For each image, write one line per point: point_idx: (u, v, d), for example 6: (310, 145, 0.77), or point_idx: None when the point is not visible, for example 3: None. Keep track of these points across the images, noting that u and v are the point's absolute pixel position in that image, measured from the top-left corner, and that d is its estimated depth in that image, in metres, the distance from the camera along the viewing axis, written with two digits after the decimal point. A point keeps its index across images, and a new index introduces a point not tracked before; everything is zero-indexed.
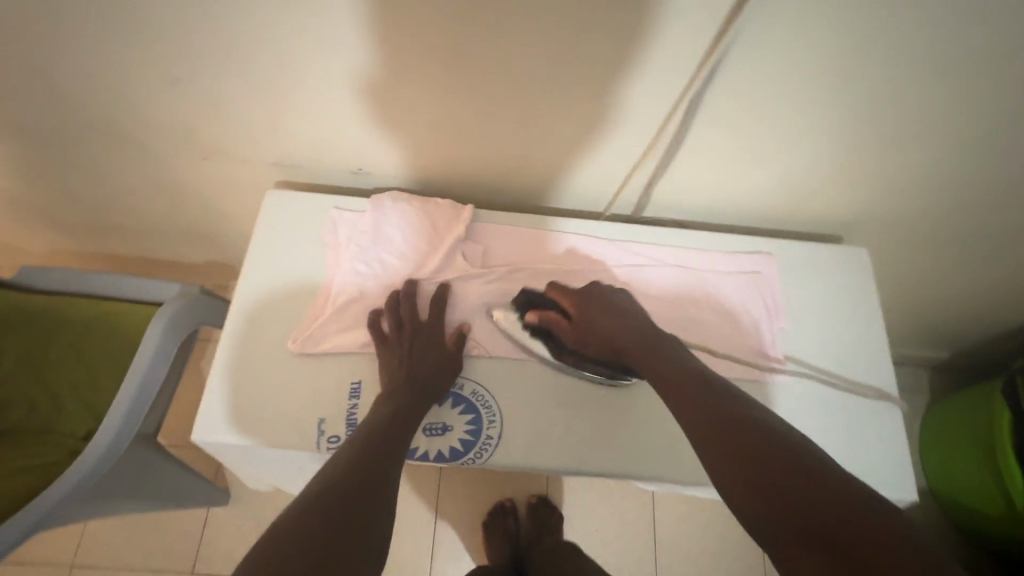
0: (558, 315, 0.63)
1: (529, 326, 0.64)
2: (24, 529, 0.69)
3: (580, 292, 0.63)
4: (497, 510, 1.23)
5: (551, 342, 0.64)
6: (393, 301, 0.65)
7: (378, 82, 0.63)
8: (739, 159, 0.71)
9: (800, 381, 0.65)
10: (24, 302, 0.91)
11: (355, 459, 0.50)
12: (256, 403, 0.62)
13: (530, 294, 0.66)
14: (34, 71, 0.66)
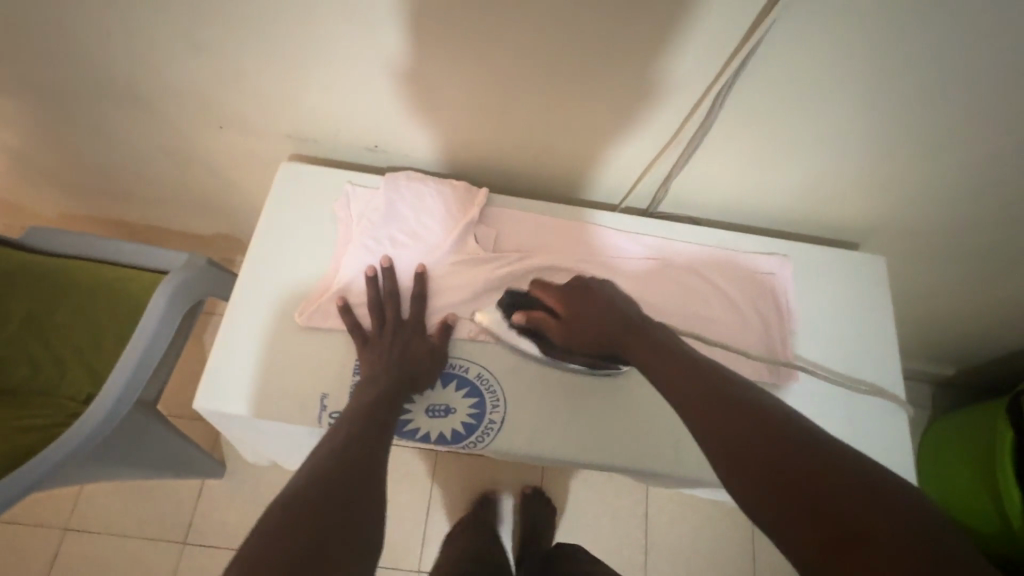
0: (545, 314, 0.61)
1: (518, 326, 0.63)
2: (23, 487, 0.69)
3: (566, 290, 0.61)
4: (482, 499, 1.23)
5: (538, 339, 0.63)
6: (371, 292, 0.63)
7: (399, 59, 0.62)
8: (761, 160, 0.70)
9: (808, 386, 0.64)
10: (32, 263, 0.91)
11: (341, 446, 0.49)
12: (259, 375, 0.62)
13: (515, 294, 0.65)
14: (52, 29, 0.65)
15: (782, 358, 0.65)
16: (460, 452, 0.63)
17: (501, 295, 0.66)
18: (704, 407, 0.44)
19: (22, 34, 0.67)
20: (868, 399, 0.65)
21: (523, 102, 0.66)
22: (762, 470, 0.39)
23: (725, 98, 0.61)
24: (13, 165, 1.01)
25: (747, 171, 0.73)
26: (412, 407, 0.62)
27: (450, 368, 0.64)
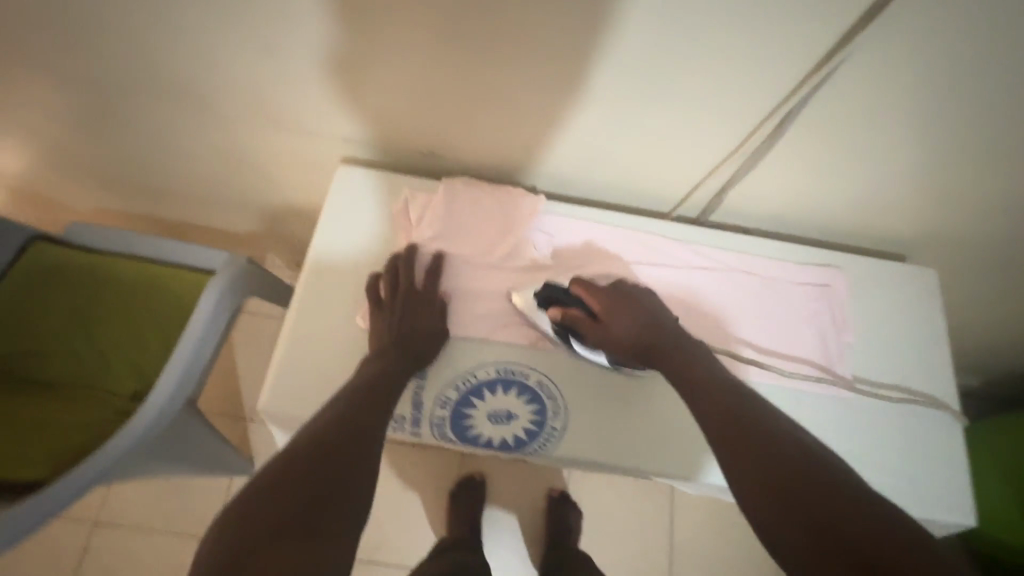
0: (583, 315, 0.62)
1: (551, 323, 0.64)
2: (84, 483, 0.69)
3: (609, 294, 0.63)
4: (465, 482, 1.24)
5: (567, 336, 0.64)
6: (389, 273, 0.66)
7: (465, 81, 0.62)
8: (819, 177, 0.70)
9: (865, 398, 0.65)
10: (77, 261, 0.92)
11: (330, 425, 0.53)
12: (322, 379, 0.63)
13: (553, 289, 0.65)
14: (120, 38, 0.67)
15: (838, 371, 0.66)
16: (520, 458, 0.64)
17: (534, 290, 0.66)
18: (743, 447, 0.49)
19: (84, 36, 0.68)
20: (923, 405, 0.65)
21: (579, 116, 0.65)
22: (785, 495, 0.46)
23: (790, 113, 0.61)
24: (56, 161, 1.02)
25: (802, 189, 0.72)
26: (475, 414, 0.62)
27: (512, 374, 0.64)
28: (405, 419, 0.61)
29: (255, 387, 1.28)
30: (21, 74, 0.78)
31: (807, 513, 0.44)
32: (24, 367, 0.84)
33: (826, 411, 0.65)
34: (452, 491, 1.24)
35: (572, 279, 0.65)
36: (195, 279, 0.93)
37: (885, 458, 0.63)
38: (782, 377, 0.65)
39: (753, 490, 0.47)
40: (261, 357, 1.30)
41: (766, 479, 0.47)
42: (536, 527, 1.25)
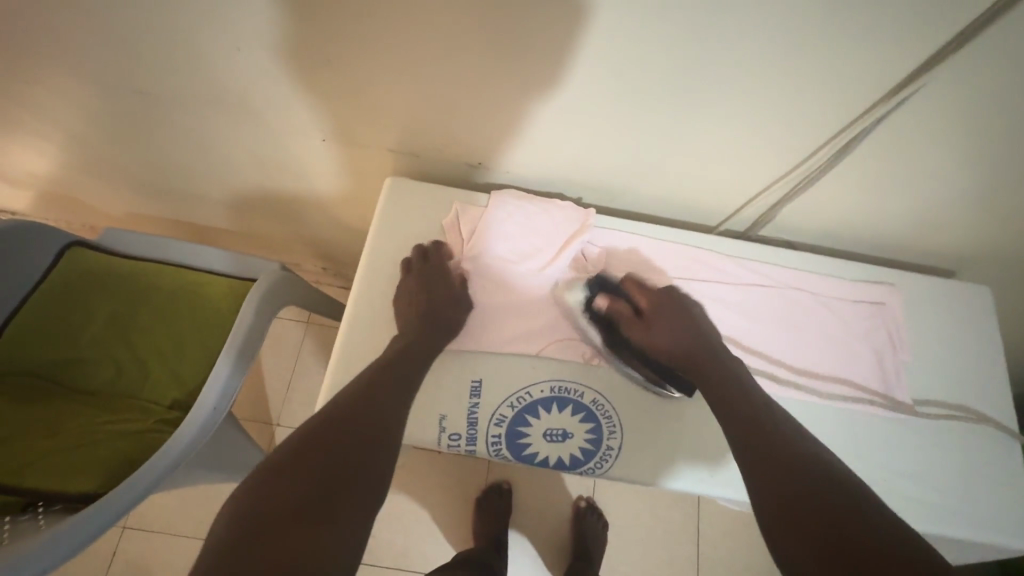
0: (629, 309, 0.66)
1: (596, 311, 0.66)
2: (133, 497, 0.67)
3: (658, 296, 0.67)
4: (491, 490, 1.24)
5: (608, 329, 0.66)
6: (411, 276, 0.68)
7: (536, 84, 0.65)
8: (869, 190, 0.71)
9: (915, 417, 0.66)
10: (116, 267, 0.92)
11: (338, 420, 0.56)
12: None
13: (605, 279, 0.68)
14: (187, 42, 0.68)
15: (890, 390, 0.67)
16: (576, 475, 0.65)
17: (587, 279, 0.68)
18: (762, 449, 0.55)
19: (147, 42, 0.69)
20: (966, 419, 0.67)
21: (637, 121, 0.68)
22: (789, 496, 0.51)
23: (852, 124, 0.63)
24: (94, 167, 1.03)
25: (851, 198, 0.73)
26: (530, 433, 0.64)
27: (566, 393, 0.65)
28: (460, 437, 0.63)
29: (281, 392, 1.28)
30: (74, 80, 0.79)
31: (810, 529, 0.49)
32: (67, 375, 0.84)
33: (875, 429, 0.66)
34: (478, 498, 1.23)
35: (625, 275, 0.69)
36: (233, 285, 0.93)
37: (932, 476, 0.64)
38: (832, 395, 0.66)
39: (767, 500, 0.52)
40: (288, 362, 1.31)
41: (778, 483, 0.52)
42: (561, 537, 1.24)
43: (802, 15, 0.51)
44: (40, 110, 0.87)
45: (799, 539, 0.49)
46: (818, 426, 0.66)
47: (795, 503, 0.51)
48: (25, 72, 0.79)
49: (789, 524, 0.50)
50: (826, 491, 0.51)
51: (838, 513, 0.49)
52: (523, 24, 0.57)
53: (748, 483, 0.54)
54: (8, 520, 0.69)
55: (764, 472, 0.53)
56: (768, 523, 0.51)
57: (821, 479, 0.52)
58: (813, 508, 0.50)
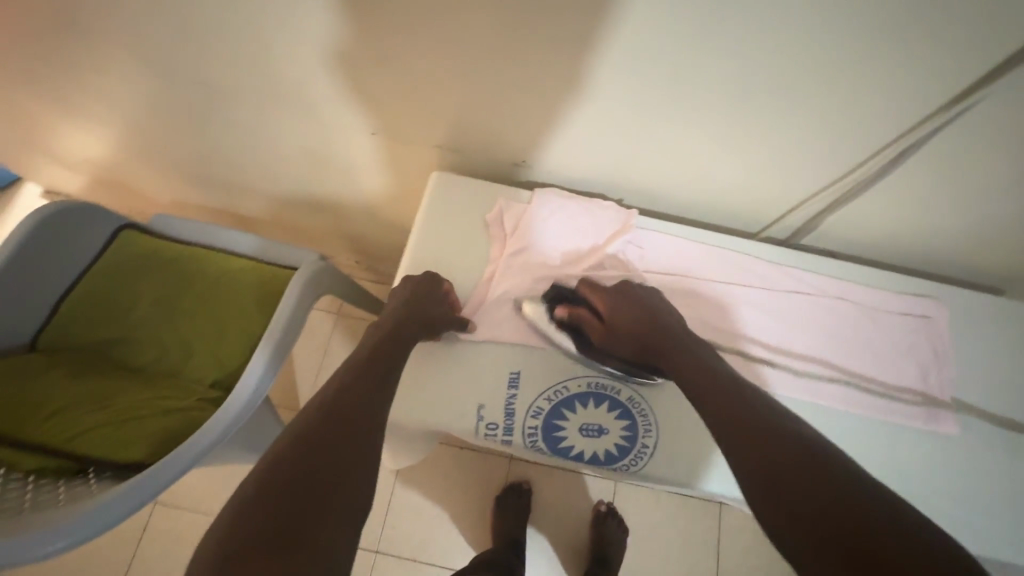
0: (589, 314, 0.66)
1: (560, 321, 0.66)
2: (185, 464, 0.70)
3: (612, 295, 0.67)
4: (512, 488, 1.24)
5: (577, 336, 0.66)
6: (398, 292, 0.69)
7: (586, 83, 0.65)
8: (920, 202, 0.70)
9: (959, 434, 0.65)
10: (164, 251, 0.96)
11: (314, 425, 0.50)
12: (421, 382, 0.66)
13: (560, 289, 0.69)
14: (247, 35, 0.71)
15: (934, 404, 0.66)
16: (610, 472, 0.66)
17: (544, 291, 0.69)
18: (746, 436, 0.51)
19: (209, 32, 0.72)
20: (1014, 438, 0.65)
21: (684, 126, 0.68)
22: (785, 481, 0.46)
23: (906, 134, 0.62)
24: (147, 154, 1.07)
25: (900, 210, 0.72)
26: (566, 426, 0.65)
27: (603, 389, 0.66)
28: (498, 427, 0.64)
29: (311, 380, 1.31)
30: (137, 68, 0.82)
31: (796, 497, 0.45)
32: (119, 352, 0.89)
33: (916, 444, 0.65)
34: (498, 495, 1.24)
35: (578, 279, 0.69)
36: (275, 273, 0.96)
37: (973, 494, 0.63)
38: (872, 406, 0.66)
39: (752, 473, 0.48)
40: (318, 352, 1.34)
41: (771, 472, 0.47)
42: (580, 540, 1.24)
43: (864, 22, 0.51)
44: (103, 96, 0.91)
45: (786, 507, 0.45)
46: (857, 436, 0.65)
47: (779, 472, 0.47)
48: (94, 61, 0.83)
49: (774, 493, 0.46)
50: (810, 458, 0.47)
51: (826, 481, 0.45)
52: (579, 23, 0.57)
53: (730, 458, 0.51)
54: (64, 483, 0.71)
55: (744, 444, 0.50)
56: (755, 495, 0.47)
57: (801, 447, 0.48)
58: (797, 475, 0.46)
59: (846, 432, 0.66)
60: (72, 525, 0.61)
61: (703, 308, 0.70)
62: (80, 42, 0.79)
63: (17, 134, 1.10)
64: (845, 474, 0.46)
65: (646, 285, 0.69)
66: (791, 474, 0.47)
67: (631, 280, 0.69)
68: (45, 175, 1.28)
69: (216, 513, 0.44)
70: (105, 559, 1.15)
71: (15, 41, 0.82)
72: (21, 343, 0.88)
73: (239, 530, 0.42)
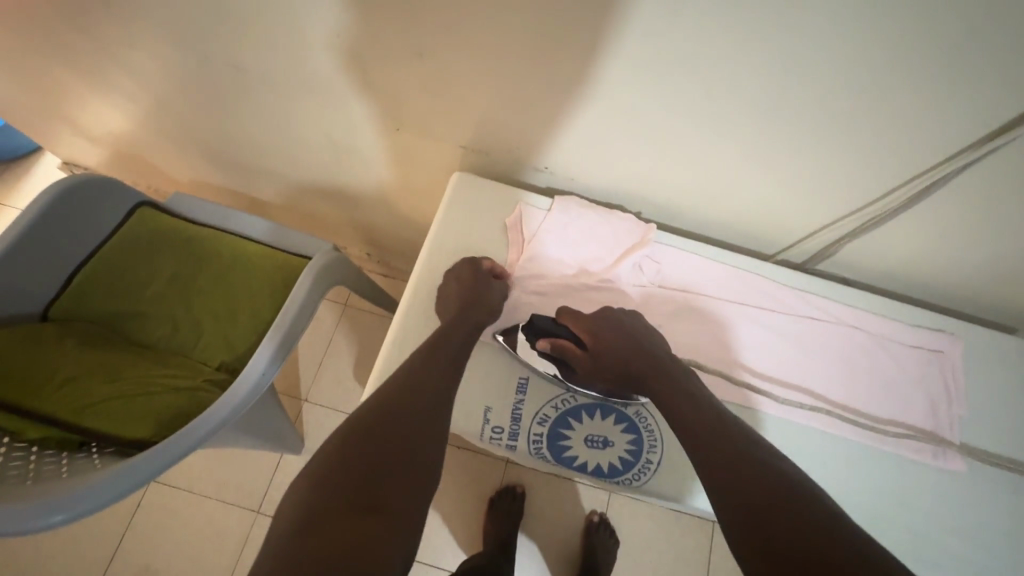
0: (573, 343, 0.65)
1: (543, 353, 0.66)
2: (191, 443, 0.70)
3: (594, 322, 0.66)
4: (506, 491, 1.24)
5: (561, 366, 0.66)
6: (457, 277, 0.69)
7: (615, 94, 0.65)
8: (941, 237, 0.70)
9: (966, 471, 0.65)
10: (181, 229, 0.96)
11: (372, 433, 0.52)
12: None
13: (538, 322, 0.67)
14: (281, 22, 0.71)
15: (942, 441, 0.66)
16: (612, 486, 0.65)
17: (522, 325, 0.67)
18: (719, 458, 0.52)
19: (245, 15, 0.72)
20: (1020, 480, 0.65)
21: (711, 145, 0.68)
22: (754, 506, 0.48)
23: (932, 170, 0.62)
24: (170, 131, 1.08)
25: (920, 243, 0.72)
26: (571, 436, 0.65)
27: (610, 402, 0.66)
28: (503, 431, 0.64)
29: (313, 368, 1.32)
30: (170, 46, 0.83)
31: (773, 529, 0.46)
32: (130, 328, 0.89)
33: (921, 478, 0.65)
34: (492, 497, 1.24)
35: (557, 310, 0.68)
36: (289, 260, 0.96)
37: (976, 532, 0.63)
38: (878, 438, 0.66)
39: (724, 496, 0.50)
40: (323, 341, 1.34)
41: (740, 497, 0.49)
42: (570, 549, 1.23)
43: (908, 52, 0.51)
44: (133, 72, 0.92)
45: (760, 533, 0.46)
46: (863, 465, 0.65)
47: (756, 505, 0.48)
48: (128, 37, 0.83)
49: (749, 517, 0.47)
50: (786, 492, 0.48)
51: (801, 511, 0.46)
52: (619, 33, 0.57)
53: (707, 488, 0.51)
54: (67, 456, 0.72)
55: (721, 470, 0.51)
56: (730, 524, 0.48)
57: (780, 481, 0.49)
58: (771, 508, 0.47)
59: (851, 462, 0.65)
60: (75, 496, 0.61)
61: (716, 327, 0.70)
62: (116, 18, 0.80)
63: (42, 103, 1.11)
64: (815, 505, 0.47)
65: (628, 311, 0.68)
66: (761, 500, 0.48)
67: (612, 307, 0.68)
68: (65, 145, 1.29)
69: (282, 521, 0.46)
70: (97, 531, 1.16)
71: (49, 10, 0.82)
72: (33, 311, 0.88)
73: (303, 538, 0.44)
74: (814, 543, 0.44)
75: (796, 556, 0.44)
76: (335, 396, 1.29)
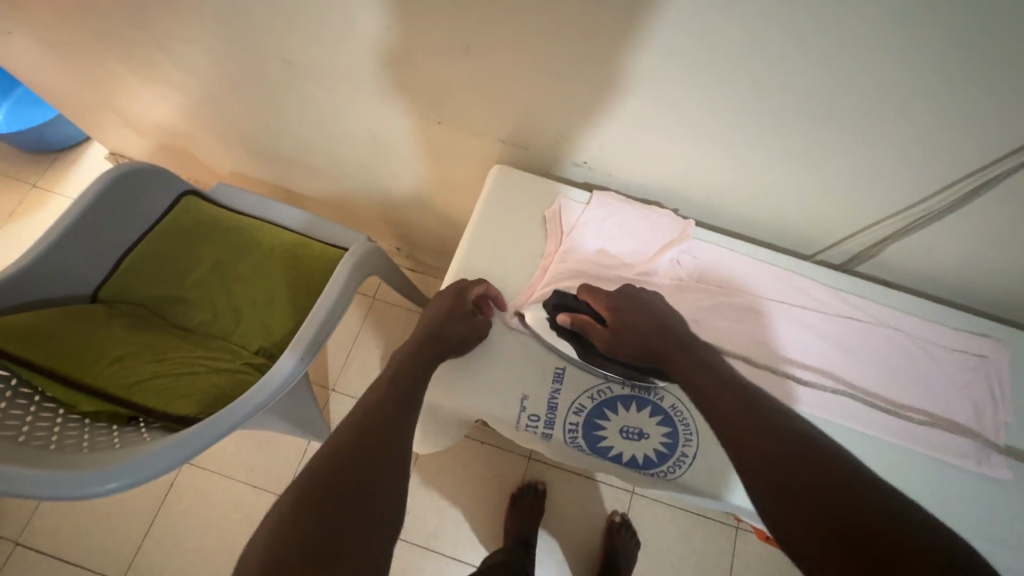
0: (592, 319, 0.65)
1: (561, 327, 0.66)
2: (227, 426, 0.72)
3: (614, 299, 0.65)
4: (528, 488, 1.25)
5: (578, 342, 0.66)
6: (440, 297, 0.70)
7: (656, 90, 0.65)
8: (988, 240, 0.68)
9: (1010, 481, 0.64)
10: (222, 217, 1.00)
11: (355, 437, 0.51)
12: (469, 368, 0.67)
13: (563, 296, 0.68)
14: (328, 17, 0.73)
15: (988, 448, 0.64)
16: (647, 479, 0.66)
17: (546, 299, 0.68)
18: (742, 426, 0.50)
19: (296, 11, 0.74)
20: None
21: (752, 144, 0.68)
22: (783, 476, 0.45)
23: (983, 169, 0.60)
24: (214, 124, 1.11)
25: (965, 245, 0.70)
26: (607, 426, 0.65)
27: (646, 394, 0.66)
28: (539, 419, 0.65)
29: (342, 358, 1.34)
30: (220, 40, 0.86)
31: (798, 491, 0.44)
32: (173, 310, 0.92)
33: (963, 486, 0.64)
34: (513, 493, 1.25)
35: (580, 286, 0.68)
36: (326, 250, 0.99)
37: (1018, 543, 0.61)
38: (922, 443, 0.65)
39: (752, 467, 0.47)
40: (351, 332, 1.37)
41: (767, 465, 0.46)
42: (590, 548, 1.23)
43: (961, 51, 0.50)
44: (183, 64, 0.95)
45: (790, 502, 0.44)
46: (900, 468, 0.64)
47: (781, 468, 0.46)
48: (181, 31, 0.86)
49: (777, 487, 0.45)
50: (810, 449, 0.47)
51: (833, 478, 0.44)
52: (663, 32, 0.58)
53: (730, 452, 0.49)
54: (116, 429, 0.75)
55: (746, 438, 0.49)
56: (739, 458, 0.48)
57: (812, 452, 0.46)
58: (807, 480, 0.44)
59: (892, 466, 0.64)
60: (127, 466, 0.64)
61: (756, 323, 0.69)
62: (171, 12, 0.83)
63: (96, 95, 1.16)
64: (850, 473, 0.44)
65: (650, 292, 0.68)
66: (790, 472, 0.45)
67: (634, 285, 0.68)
68: (114, 136, 1.34)
69: (261, 528, 0.44)
70: (129, 510, 1.19)
71: (109, 5, 0.85)
72: (84, 292, 0.92)
73: (284, 542, 0.42)
74: (851, 510, 0.41)
75: (834, 521, 0.41)
76: (362, 386, 1.32)
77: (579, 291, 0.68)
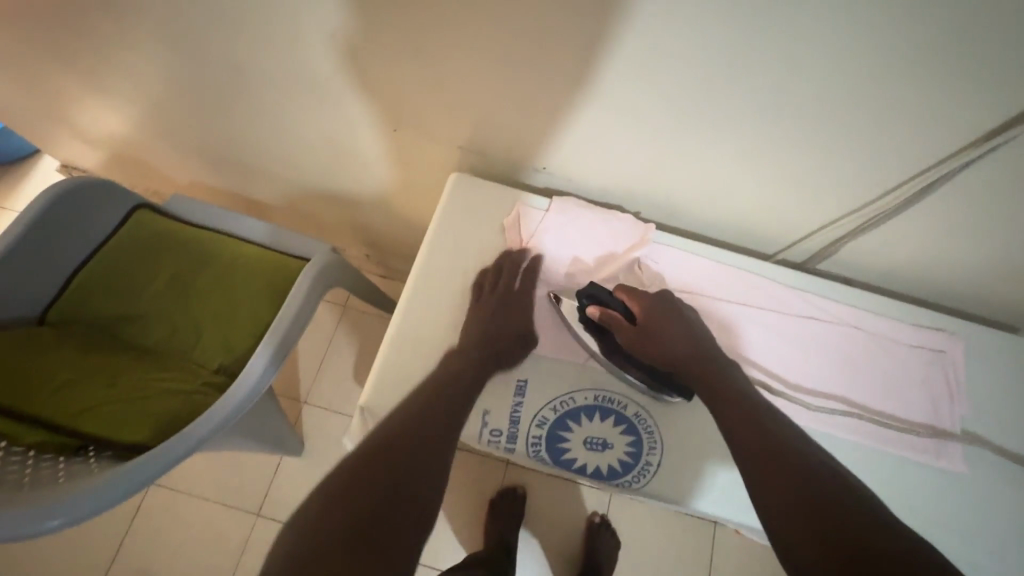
0: (622, 317, 0.66)
1: (589, 319, 0.67)
2: (182, 449, 0.69)
3: (650, 303, 0.67)
4: (507, 492, 1.24)
5: (600, 335, 0.67)
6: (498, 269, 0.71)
7: (610, 93, 0.64)
8: (941, 234, 0.69)
9: (967, 474, 0.65)
10: (177, 230, 0.96)
11: (371, 466, 0.54)
12: None
13: (598, 288, 0.67)
14: (274, 21, 0.70)
15: (946, 443, 0.65)
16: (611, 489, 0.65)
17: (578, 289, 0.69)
18: (775, 474, 0.54)
19: (242, 16, 0.71)
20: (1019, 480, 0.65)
21: (709, 146, 0.67)
22: (821, 525, 0.49)
23: (932, 167, 0.61)
24: (167, 133, 1.07)
25: (920, 241, 0.71)
26: (570, 438, 0.64)
27: (609, 403, 0.66)
28: (501, 434, 0.64)
29: (312, 370, 1.31)
30: (165, 47, 0.82)
31: (841, 541, 0.48)
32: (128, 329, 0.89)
33: (923, 481, 0.64)
34: (493, 498, 1.24)
35: (617, 285, 0.69)
36: (287, 262, 0.96)
37: (975, 533, 0.62)
38: (882, 442, 0.65)
39: (787, 514, 0.51)
40: (322, 342, 1.34)
41: (806, 515, 0.50)
42: (571, 550, 1.23)
43: (903, 51, 0.50)
44: (129, 72, 0.91)
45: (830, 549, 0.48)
46: (862, 466, 0.65)
47: (820, 519, 0.50)
48: (123, 38, 0.83)
49: (819, 536, 0.49)
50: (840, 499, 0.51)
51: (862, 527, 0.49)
52: (612, 34, 0.57)
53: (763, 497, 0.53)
54: (65, 460, 0.72)
55: (778, 485, 0.53)
56: (775, 506, 0.52)
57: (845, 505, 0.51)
58: (844, 530, 0.49)
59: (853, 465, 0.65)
60: (69, 501, 0.61)
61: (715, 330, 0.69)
62: (110, 18, 0.79)
63: (40, 106, 1.11)
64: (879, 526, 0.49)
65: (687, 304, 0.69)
66: (832, 524, 0.49)
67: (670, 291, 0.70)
68: (63, 147, 1.29)
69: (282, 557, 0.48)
70: (94, 536, 1.15)
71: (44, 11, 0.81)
72: (31, 314, 0.88)
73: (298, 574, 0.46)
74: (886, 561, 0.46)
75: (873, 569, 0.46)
76: (334, 398, 1.29)
77: (615, 288, 0.69)
